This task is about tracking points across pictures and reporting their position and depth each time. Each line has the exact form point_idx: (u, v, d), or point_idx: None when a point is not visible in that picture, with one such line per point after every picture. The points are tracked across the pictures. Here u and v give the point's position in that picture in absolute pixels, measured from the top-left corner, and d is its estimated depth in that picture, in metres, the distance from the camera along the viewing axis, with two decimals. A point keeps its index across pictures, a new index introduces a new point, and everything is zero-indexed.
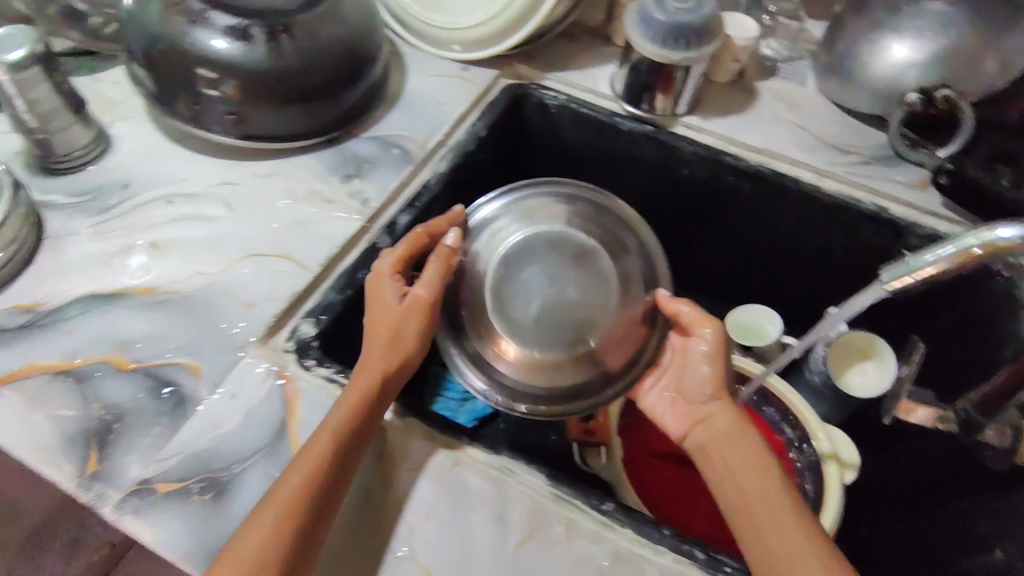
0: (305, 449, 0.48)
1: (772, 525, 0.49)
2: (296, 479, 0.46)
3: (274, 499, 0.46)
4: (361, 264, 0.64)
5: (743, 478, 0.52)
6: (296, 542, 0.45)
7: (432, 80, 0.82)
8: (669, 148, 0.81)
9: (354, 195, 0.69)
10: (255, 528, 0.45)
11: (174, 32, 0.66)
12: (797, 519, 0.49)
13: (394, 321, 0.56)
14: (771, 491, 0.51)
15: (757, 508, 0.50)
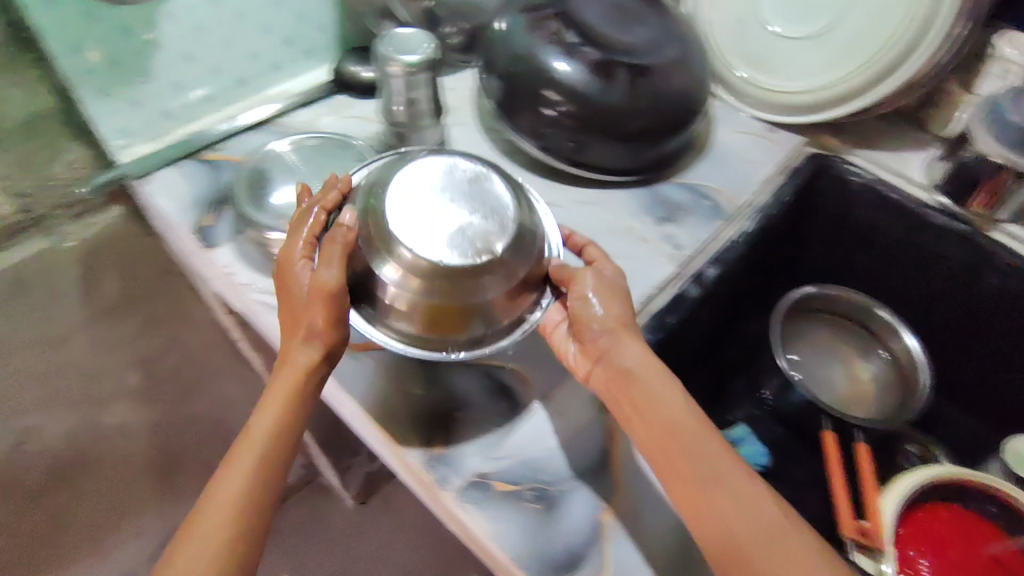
0: (274, 381, 0.52)
1: (735, 501, 0.47)
2: (262, 425, 0.50)
3: (248, 442, 0.50)
4: (670, 310, 0.66)
5: (658, 417, 0.51)
6: (265, 481, 0.49)
7: (740, 138, 0.83)
8: (983, 253, 0.75)
9: (668, 240, 0.71)
10: (245, 461, 0.49)
11: (538, 56, 0.70)
12: (759, 496, 0.47)
13: (311, 311, 0.51)
14: (714, 448, 0.50)
15: (728, 474, 0.48)
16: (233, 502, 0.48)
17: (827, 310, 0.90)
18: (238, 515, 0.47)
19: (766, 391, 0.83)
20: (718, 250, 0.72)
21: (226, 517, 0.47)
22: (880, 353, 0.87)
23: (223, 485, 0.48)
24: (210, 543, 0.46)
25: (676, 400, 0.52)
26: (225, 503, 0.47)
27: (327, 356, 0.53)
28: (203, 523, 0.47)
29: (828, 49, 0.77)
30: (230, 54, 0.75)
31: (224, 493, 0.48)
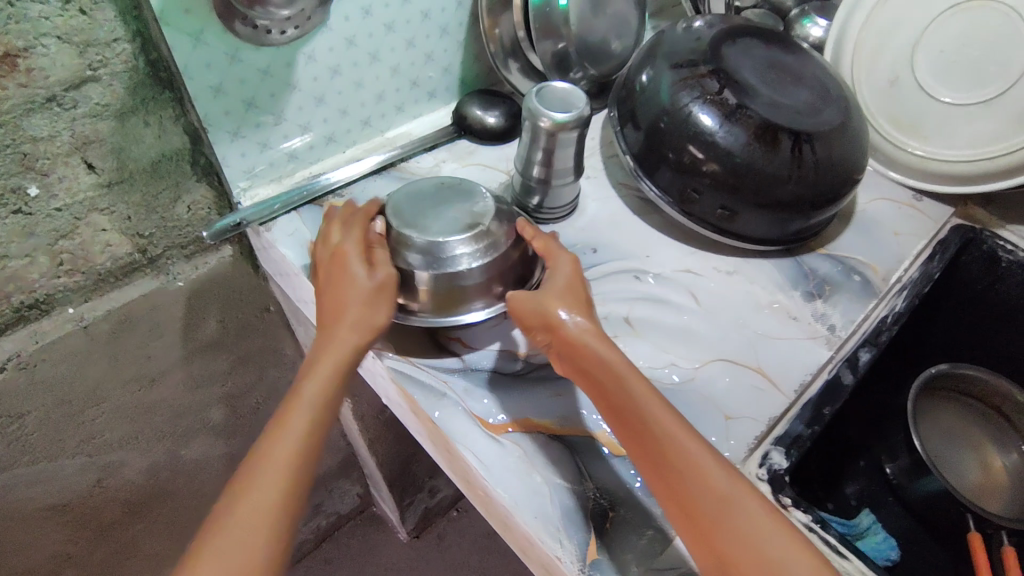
0: (323, 352, 0.53)
1: (766, 543, 0.41)
2: (307, 388, 0.50)
3: (280, 439, 0.47)
4: (826, 401, 0.59)
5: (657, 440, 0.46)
6: (305, 447, 0.48)
7: (883, 205, 0.77)
8: None
9: (820, 319, 0.65)
10: (283, 426, 0.48)
11: (689, 113, 0.66)
12: (784, 534, 0.42)
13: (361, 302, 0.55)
14: (723, 481, 0.44)
15: (746, 514, 0.42)
16: (272, 469, 0.46)
17: (963, 394, 0.82)
18: (282, 486, 0.45)
19: (888, 466, 0.78)
20: (869, 333, 0.66)
21: (274, 486, 0.45)
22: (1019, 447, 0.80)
23: (263, 454, 0.46)
24: (256, 513, 0.44)
25: (667, 421, 0.46)
26: (265, 468, 0.46)
27: (371, 335, 0.55)
28: (250, 493, 0.44)
29: (996, 117, 0.72)
30: (359, 95, 0.72)
31: (266, 466, 0.46)
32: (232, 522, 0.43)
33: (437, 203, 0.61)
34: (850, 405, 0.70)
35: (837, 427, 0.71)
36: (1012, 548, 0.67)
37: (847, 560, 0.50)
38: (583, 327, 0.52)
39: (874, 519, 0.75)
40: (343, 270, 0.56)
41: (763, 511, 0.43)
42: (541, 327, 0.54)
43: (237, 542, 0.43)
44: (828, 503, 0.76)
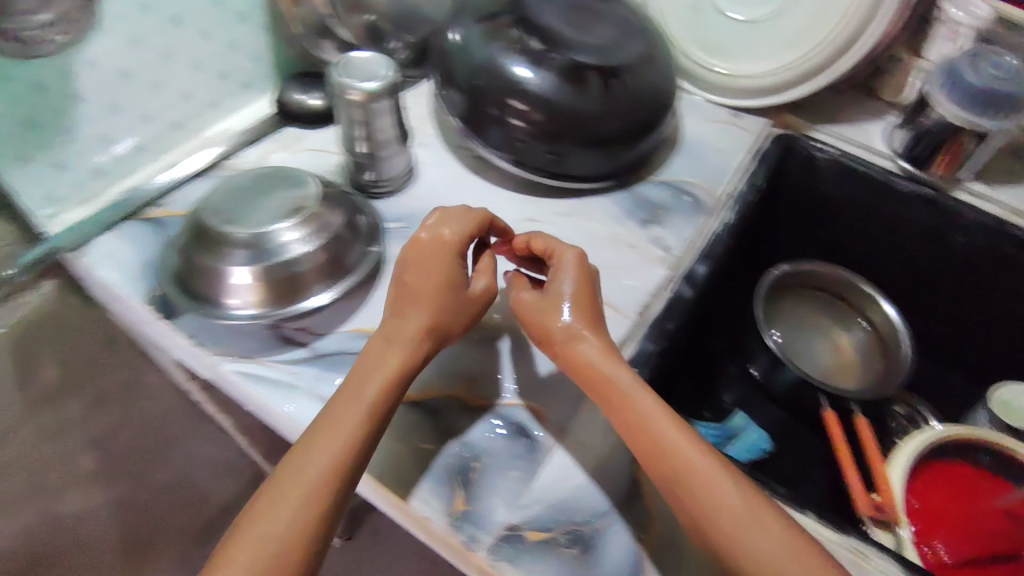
0: (390, 341, 0.51)
1: (734, 520, 0.43)
2: (368, 393, 0.48)
3: (314, 446, 0.45)
4: (669, 316, 0.63)
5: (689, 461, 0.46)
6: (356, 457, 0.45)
7: (708, 127, 0.82)
8: (948, 213, 0.78)
9: (655, 242, 0.69)
10: (333, 433, 0.45)
11: (502, 65, 0.67)
12: (754, 519, 0.43)
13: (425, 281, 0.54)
14: (709, 464, 0.46)
15: (714, 498, 0.44)
16: (310, 474, 0.44)
17: (805, 289, 0.90)
18: (319, 493, 0.43)
19: (754, 369, 0.83)
20: (705, 247, 0.70)
21: (312, 492, 0.43)
22: (860, 323, 0.88)
23: (318, 452, 0.45)
24: (290, 515, 0.42)
25: (664, 422, 0.48)
26: (304, 468, 0.44)
27: (433, 327, 0.53)
28: (288, 493, 0.43)
29: (785, 28, 0.78)
30: (162, 96, 0.68)
31: (313, 467, 0.44)
32: (265, 519, 0.42)
33: (251, 195, 0.60)
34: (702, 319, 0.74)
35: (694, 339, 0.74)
36: (864, 420, 0.75)
37: None
38: (595, 348, 0.52)
39: (749, 419, 0.82)
40: (441, 259, 0.55)
41: (738, 496, 0.44)
42: (551, 341, 0.54)
43: (268, 541, 0.41)
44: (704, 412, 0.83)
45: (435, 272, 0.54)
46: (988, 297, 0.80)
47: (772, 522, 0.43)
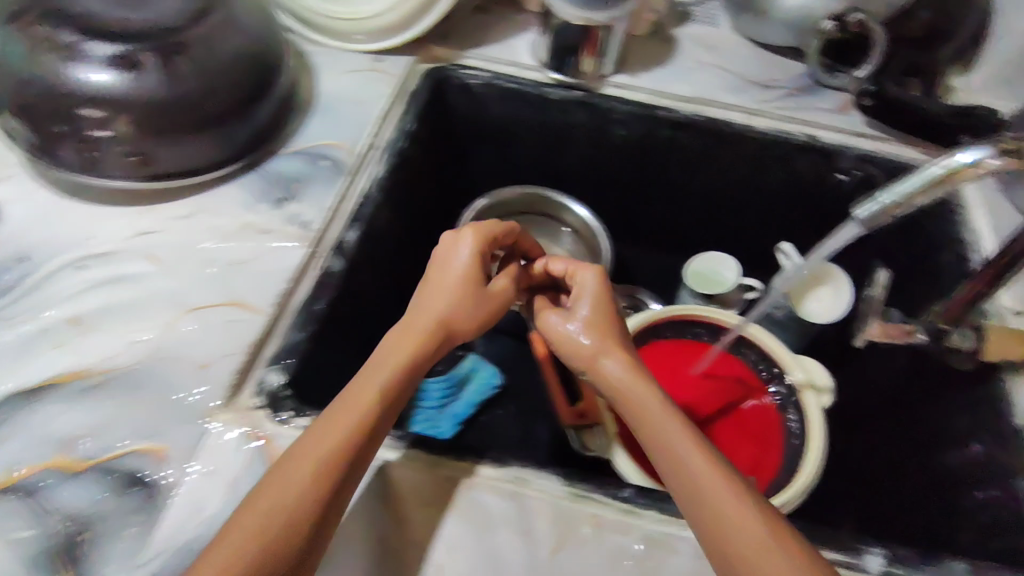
0: (406, 330, 0.57)
1: (686, 500, 0.48)
2: (373, 389, 0.51)
3: (356, 395, 0.51)
4: (316, 295, 0.61)
5: (700, 476, 0.48)
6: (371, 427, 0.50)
7: (345, 79, 0.77)
8: (601, 112, 0.81)
9: (293, 221, 0.64)
10: (344, 408, 0.50)
11: (42, 72, 0.57)
12: (735, 491, 0.47)
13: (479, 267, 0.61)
14: (687, 446, 0.50)
15: (690, 482, 0.48)
16: (317, 450, 0.47)
17: (511, 213, 0.91)
18: (329, 468, 0.46)
19: None
20: (353, 210, 0.66)
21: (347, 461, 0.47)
22: (566, 231, 0.92)
23: (316, 434, 0.48)
24: (291, 497, 0.45)
25: (671, 412, 0.52)
26: (323, 435, 0.48)
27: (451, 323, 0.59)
28: (279, 476, 0.46)
29: None
30: None
31: (314, 448, 0.47)
32: (258, 505, 0.45)
33: None
34: (381, 280, 0.72)
35: (381, 303, 0.73)
36: None
37: None
38: (618, 374, 0.55)
39: (480, 359, 0.85)
40: (472, 250, 0.61)
41: (710, 472, 0.48)
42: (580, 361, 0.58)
43: (236, 536, 0.43)
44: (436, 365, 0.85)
45: (451, 284, 0.60)
46: (660, 174, 0.86)
47: (738, 488, 0.47)
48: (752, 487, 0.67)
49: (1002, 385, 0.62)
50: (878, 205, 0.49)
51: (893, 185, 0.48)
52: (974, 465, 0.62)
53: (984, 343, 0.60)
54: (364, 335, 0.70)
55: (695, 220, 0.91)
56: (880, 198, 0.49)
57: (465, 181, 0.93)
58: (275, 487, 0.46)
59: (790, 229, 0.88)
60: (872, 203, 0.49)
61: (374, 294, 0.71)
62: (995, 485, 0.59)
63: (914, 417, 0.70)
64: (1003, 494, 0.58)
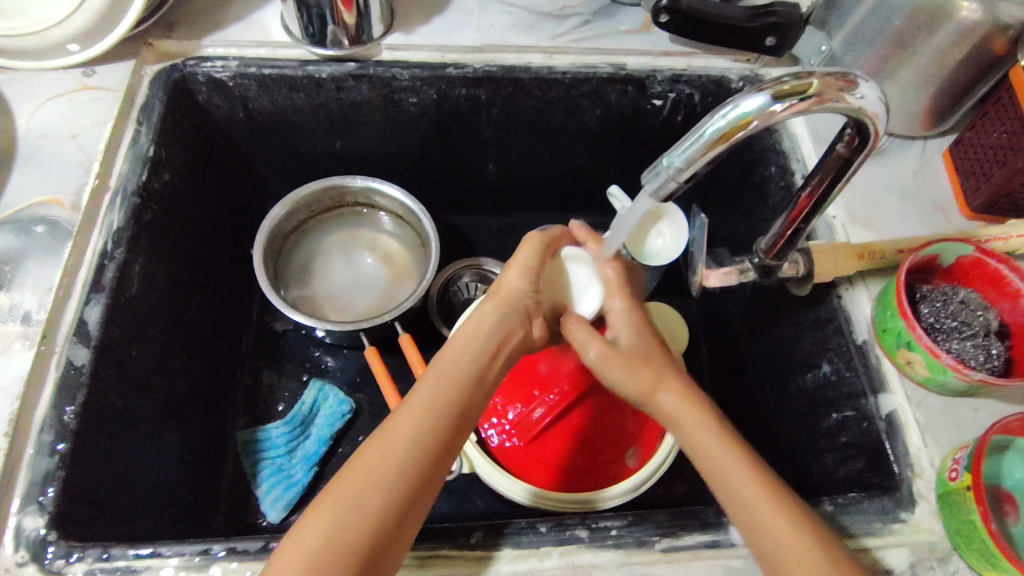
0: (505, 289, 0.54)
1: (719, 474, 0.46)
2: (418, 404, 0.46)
3: (403, 414, 0.46)
4: (63, 402, 0.50)
5: (729, 468, 0.46)
6: (433, 445, 0.45)
7: (51, 108, 0.62)
8: (383, 82, 0.70)
9: (11, 317, 0.52)
10: (403, 424, 0.45)
11: None
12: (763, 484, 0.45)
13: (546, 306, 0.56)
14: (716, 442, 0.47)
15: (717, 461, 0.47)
16: (386, 470, 0.43)
17: (319, 211, 0.80)
18: (387, 499, 0.42)
19: (322, 331, 0.74)
20: (89, 278, 0.54)
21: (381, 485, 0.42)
22: (382, 214, 0.82)
23: (380, 448, 0.44)
24: (340, 524, 0.41)
25: (697, 402, 0.50)
26: (379, 449, 0.44)
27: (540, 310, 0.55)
28: (352, 473, 0.43)
29: None
30: None
31: (368, 462, 0.43)
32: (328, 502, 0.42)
33: None
34: (156, 343, 0.61)
35: (169, 362, 0.63)
36: (407, 333, 0.75)
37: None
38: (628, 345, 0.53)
39: (323, 384, 0.75)
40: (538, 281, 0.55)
41: (748, 472, 0.45)
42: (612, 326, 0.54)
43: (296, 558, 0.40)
44: (278, 406, 0.76)
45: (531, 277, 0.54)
46: (470, 135, 0.77)
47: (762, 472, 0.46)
48: (631, 467, 0.65)
49: (837, 303, 0.60)
50: (663, 174, 0.42)
51: (672, 148, 0.41)
52: (823, 386, 0.62)
53: (814, 266, 0.58)
54: (157, 408, 0.60)
55: (523, 174, 0.84)
56: (664, 165, 0.41)
57: (259, 186, 0.80)
58: (355, 492, 0.42)
59: (620, 164, 0.82)
60: (658, 171, 0.42)
61: (152, 362, 0.60)
62: (844, 407, 0.59)
63: (769, 342, 0.70)
64: (855, 415, 0.58)
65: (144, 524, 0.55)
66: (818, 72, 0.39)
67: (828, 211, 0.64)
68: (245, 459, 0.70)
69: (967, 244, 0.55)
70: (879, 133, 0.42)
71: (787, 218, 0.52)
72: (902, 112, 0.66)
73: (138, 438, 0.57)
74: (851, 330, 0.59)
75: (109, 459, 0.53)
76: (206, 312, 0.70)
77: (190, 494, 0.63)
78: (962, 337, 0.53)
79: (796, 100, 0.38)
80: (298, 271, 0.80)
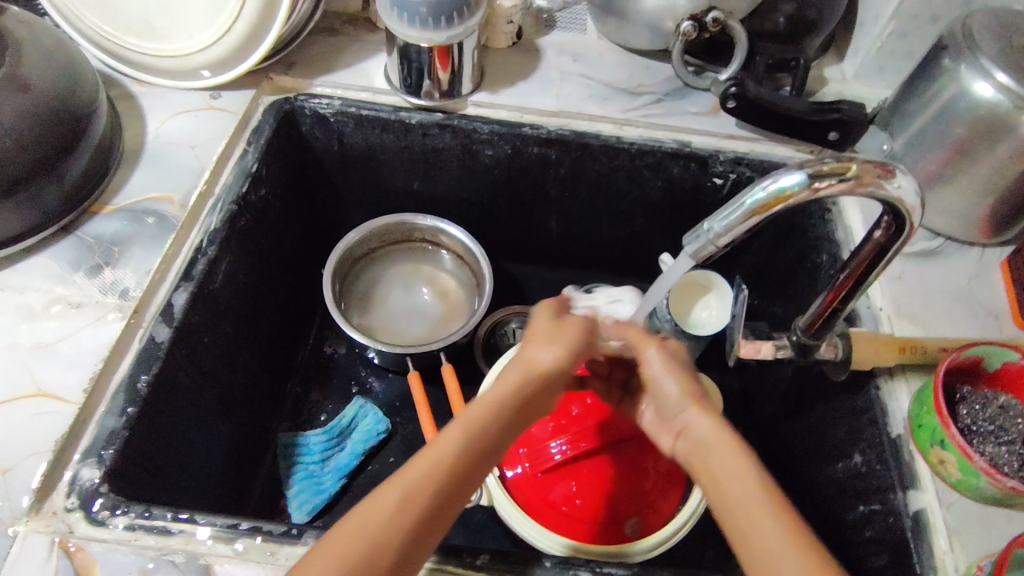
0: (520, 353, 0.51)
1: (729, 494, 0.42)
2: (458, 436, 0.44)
3: (442, 447, 0.44)
4: (139, 370, 0.55)
5: (725, 478, 0.43)
6: (455, 483, 0.43)
7: (178, 120, 0.71)
8: (464, 133, 0.77)
9: (111, 289, 0.59)
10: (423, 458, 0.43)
11: None
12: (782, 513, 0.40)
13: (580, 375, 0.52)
14: (755, 499, 0.41)
15: (736, 502, 0.42)
16: (401, 519, 0.40)
17: (389, 242, 0.86)
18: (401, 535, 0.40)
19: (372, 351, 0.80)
20: (182, 268, 0.61)
21: (389, 529, 0.40)
22: (445, 253, 0.88)
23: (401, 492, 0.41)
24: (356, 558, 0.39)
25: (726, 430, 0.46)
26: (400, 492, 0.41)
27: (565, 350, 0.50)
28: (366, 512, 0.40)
29: None
30: None
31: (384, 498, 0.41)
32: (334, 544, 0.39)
33: None
34: (227, 337, 0.67)
35: (233, 357, 0.68)
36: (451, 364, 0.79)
37: (173, 534, 0.49)
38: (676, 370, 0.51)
39: (364, 401, 0.79)
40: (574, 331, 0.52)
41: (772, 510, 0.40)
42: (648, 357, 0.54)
43: None
44: (321, 416, 0.80)
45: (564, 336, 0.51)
46: (537, 190, 0.83)
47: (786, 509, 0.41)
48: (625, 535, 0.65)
49: (874, 393, 0.60)
50: (704, 237, 0.45)
51: (715, 214, 0.44)
52: (852, 477, 0.61)
53: (851, 352, 0.58)
54: (216, 398, 0.65)
55: (582, 234, 0.88)
56: (705, 229, 0.45)
57: (341, 214, 0.88)
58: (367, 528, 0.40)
59: (676, 236, 0.86)
60: (698, 234, 0.46)
61: (222, 352, 0.66)
62: (872, 500, 0.58)
63: (805, 427, 0.70)
64: (882, 509, 0.57)
65: (183, 494, 0.59)
66: (858, 159, 0.42)
67: (874, 302, 0.65)
68: (283, 459, 0.75)
69: (1015, 351, 0.54)
70: (917, 222, 0.45)
71: (825, 298, 0.54)
72: (960, 216, 0.67)
73: (198, 420, 0.63)
74: (886, 422, 0.59)
75: (167, 430, 0.58)
76: (273, 315, 0.76)
77: (227, 482, 0.67)
78: (998, 441, 0.53)
79: (833, 180, 0.41)
80: (361, 294, 0.86)
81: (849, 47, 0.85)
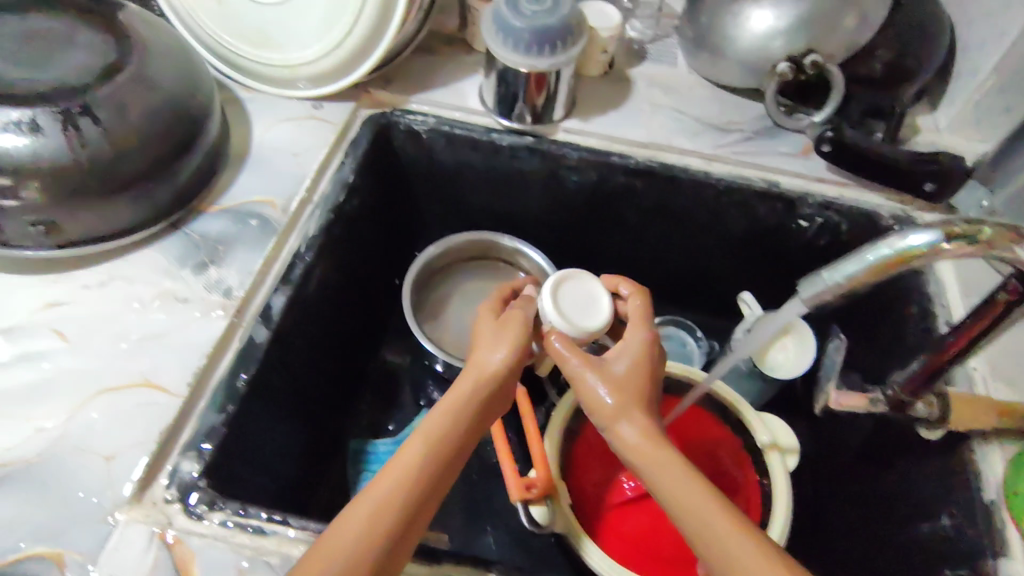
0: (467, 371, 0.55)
1: (678, 501, 0.47)
2: (414, 451, 0.48)
3: (399, 462, 0.48)
4: (238, 369, 0.57)
5: (665, 482, 0.48)
6: (421, 494, 0.47)
7: (281, 127, 0.74)
8: (553, 158, 0.78)
9: (215, 287, 0.61)
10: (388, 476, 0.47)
11: None
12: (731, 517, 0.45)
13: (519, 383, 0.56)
14: (699, 498, 0.46)
15: (688, 507, 0.46)
16: (375, 532, 0.44)
17: (464, 258, 0.88)
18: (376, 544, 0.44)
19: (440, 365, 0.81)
20: (281, 272, 0.63)
21: (367, 539, 0.44)
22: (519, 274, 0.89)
23: (369, 506, 0.45)
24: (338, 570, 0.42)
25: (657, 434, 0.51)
26: (369, 509, 0.45)
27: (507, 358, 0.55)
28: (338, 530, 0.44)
29: None
30: None
31: (351, 520, 0.44)
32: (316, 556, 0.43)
33: None
34: (313, 341, 0.68)
35: (316, 361, 0.70)
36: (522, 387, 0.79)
37: (267, 534, 0.50)
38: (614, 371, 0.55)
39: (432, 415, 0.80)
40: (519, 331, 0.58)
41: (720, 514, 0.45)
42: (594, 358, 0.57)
43: None
44: (388, 426, 0.81)
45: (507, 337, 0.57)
46: (618, 219, 0.83)
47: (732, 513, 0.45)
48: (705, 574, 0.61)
49: (969, 456, 0.58)
50: (822, 285, 0.46)
51: (836, 263, 0.45)
52: (938, 539, 0.59)
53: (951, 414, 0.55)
54: (297, 401, 0.67)
55: (658, 265, 0.88)
56: (824, 277, 0.45)
57: (420, 227, 0.90)
58: (344, 541, 0.43)
59: (754, 275, 0.85)
60: (816, 281, 0.46)
61: (307, 355, 0.67)
62: (958, 564, 0.56)
63: (885, 482, 0.68)
64: None
65: (264, 493, 0.60)
66: (991, 222, 0.41)
67: (970, 362, 0.64)
68: (352, 465, 0.76)
69: None
70: None
71: (930, 359, 0.55)
72: None
73: (282, 420, 0.64)
74: (980, 487, 0.57)
75: (257, 430, 0.59)
76: (353, 322, 0.77)
77: (300, 484, 0.68)
78: None
79: (966, 243, 0.40)
80: (434, 309, 0.87)
81: (944, 97, 0.84)
